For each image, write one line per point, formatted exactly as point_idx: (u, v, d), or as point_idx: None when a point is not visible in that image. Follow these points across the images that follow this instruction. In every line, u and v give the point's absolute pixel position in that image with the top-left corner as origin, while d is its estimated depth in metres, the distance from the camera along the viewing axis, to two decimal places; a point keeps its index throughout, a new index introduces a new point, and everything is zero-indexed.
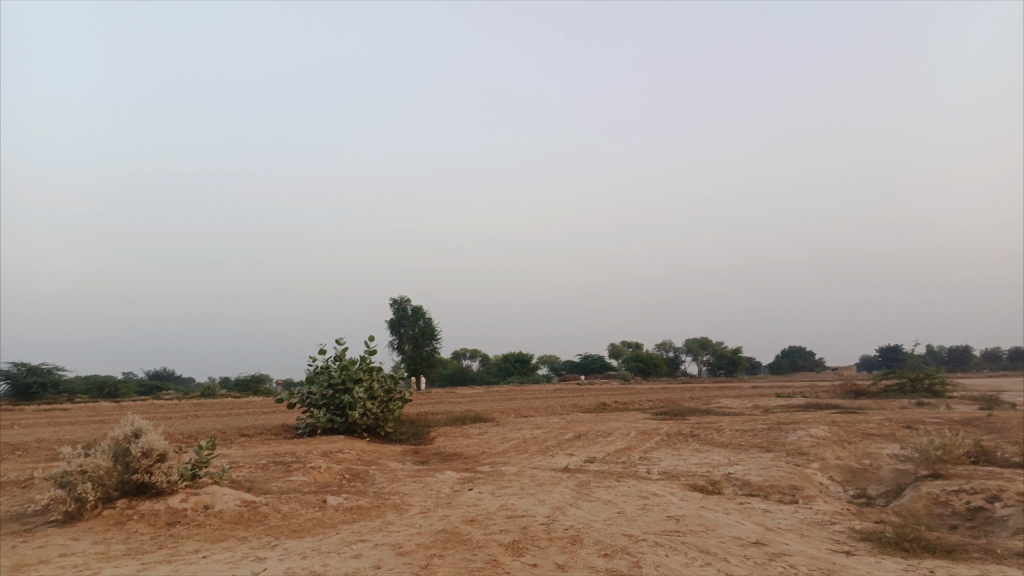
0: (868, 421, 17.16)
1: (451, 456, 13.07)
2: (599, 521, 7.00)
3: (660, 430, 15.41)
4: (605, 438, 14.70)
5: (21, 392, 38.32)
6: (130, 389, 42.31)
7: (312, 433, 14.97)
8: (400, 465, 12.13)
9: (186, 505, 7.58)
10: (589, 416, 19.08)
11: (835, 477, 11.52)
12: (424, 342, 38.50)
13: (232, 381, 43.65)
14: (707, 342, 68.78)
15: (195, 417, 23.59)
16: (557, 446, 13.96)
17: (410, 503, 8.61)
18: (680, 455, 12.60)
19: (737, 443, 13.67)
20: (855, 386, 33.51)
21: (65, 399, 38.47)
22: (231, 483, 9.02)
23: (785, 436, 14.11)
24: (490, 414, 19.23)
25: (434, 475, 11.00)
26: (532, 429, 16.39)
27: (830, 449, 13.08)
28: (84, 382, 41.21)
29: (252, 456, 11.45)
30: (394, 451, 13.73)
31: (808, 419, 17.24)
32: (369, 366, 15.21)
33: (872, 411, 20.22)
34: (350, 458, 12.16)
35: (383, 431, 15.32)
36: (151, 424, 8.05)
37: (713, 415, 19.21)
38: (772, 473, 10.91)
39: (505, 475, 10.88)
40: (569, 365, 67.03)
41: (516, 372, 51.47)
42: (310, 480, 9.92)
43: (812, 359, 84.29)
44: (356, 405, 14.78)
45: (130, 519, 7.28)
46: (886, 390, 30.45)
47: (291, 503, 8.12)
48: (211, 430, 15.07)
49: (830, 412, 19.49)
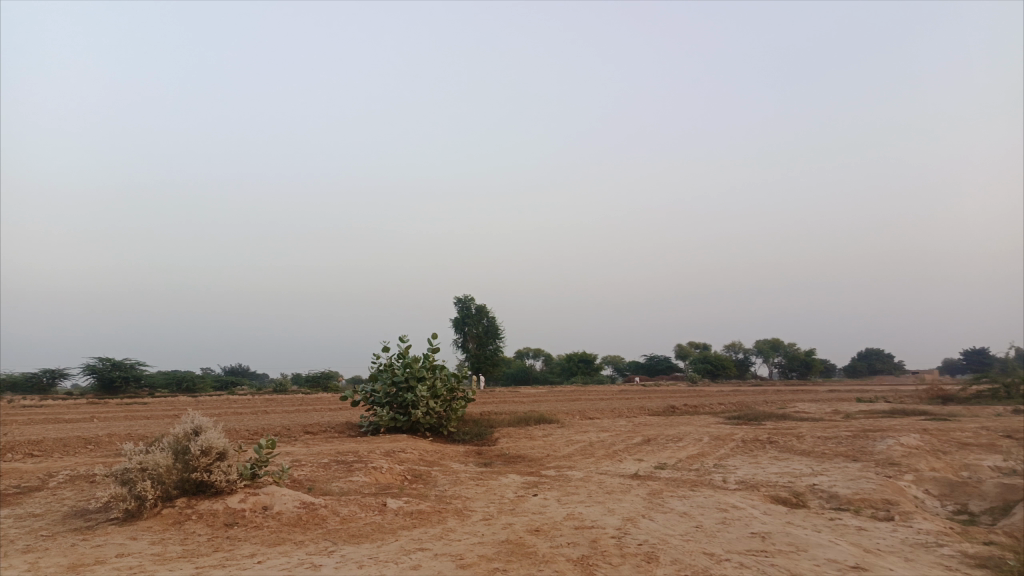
0: (963, 429, 15.91)
1: (515, 458, 12.66)
2: (675, 537, 6.45)
3: (735, 436, 14.61)
4: (677, 443, 14.01)
5: (107, 385, 39.94)
6: (206, 384, 43.69)
7: (376, 431, 14.81)
8: (462, 466, 11.78)
9: (244, 506, 7.40)
10: (658, 419, 18.35)
11: (931, 491, 10.59)
12: (488, 341, 38.27)
13: (302, 377, 44.55)
14: (778, 343, 66.45)
15: (264, 413, 23.99)
16: (625, 451, 13.37)
17: (473, 508, 8.22)
18: (757, 463, 11.84)
19: (820, 451, 12.79)
20: (942, 391, 31.55)
21: (146, 392, 39.96)
22: (291, 483, 8.83)
23: (872, 444, 13.15)
24: (555, 415, 18.74)
25: (497, 478, 10.60)
26: (598, 431, 15.82)
27: (924, 460, 12.08)
28: (164, 377, 42.74)
29: (315, 454, 11.30)
30: (457, 451, 13.41)
31: (896, 426, 16.10)
32: (432, 365, 14.95)
33: (964, 419, 18.82)
34: (412, 459, 11.89)
35: (446, 431, 15.04)
36: (211, 421, 7.92)
37: (791, 421, 18.22)
38: (861, 485, 10.09)
39: (571, 481, 10.39)
40: (635, 365, 65.83)
41: (580, 372, 50.78)
42: (372, 481, 9.66)
43: (890, 362, 80.61)
44: (419, 404, 14.54)
45: (189, 519, 7.12)
46: (977, 396, 28.53)
47: (350, 506, 7.85)
48: (277, 427, 15.10)
49: (918, 419, 18.22)
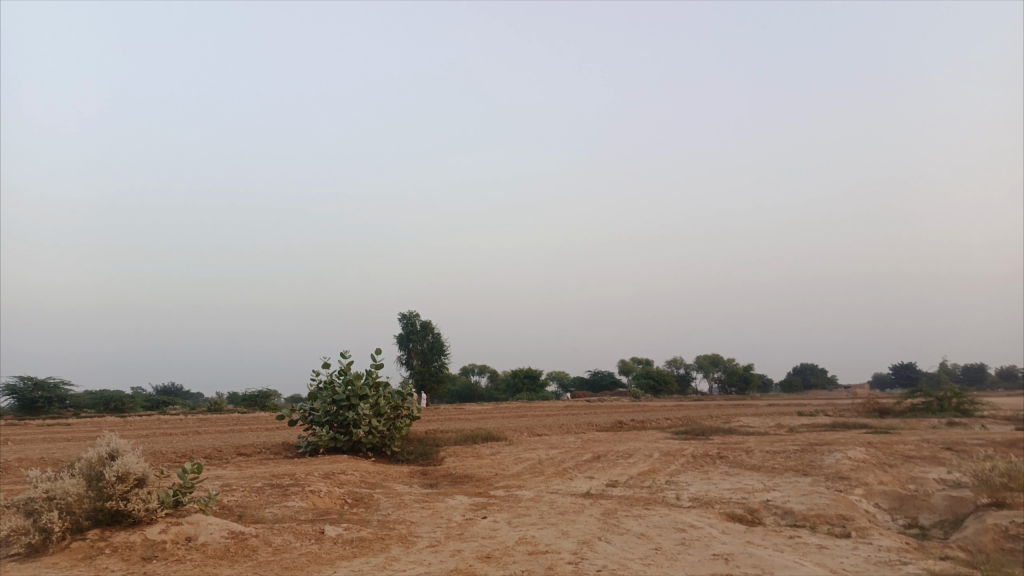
0: (905, 442, 16.10)
1: (462, 478, 12.16)
2: (634, 561, 6.08)
3: (685, 451, 14.45)
4: (627, 460, 13.74)
5: (29, 406, 37.69)
6: (136, 403, 41.75)
7: (314, 452, 14.08)
8: (407, 488, 11.22)
9: (165, 537, 6.73)
10: (606, 435, 18.08)
11: (881, 505, 10.54)
12: (433, 357, 37.60)
13: (239, 396, 42.97)
14: (718, 359, 67.47)
15: (196, 434, 22.86)
16: (575, 468, 13.01)
17: (418, 534, 7.70)
18: (709, 480, 11.63)
19: (770, 466, 12.69)
20: (878, 404, 32.31)
21: (71, 413, 37.88)
22: (219, 511, 8.15)
23: (820, 458, 13.12)
24: (502, 433, 18.29)
25: (444, 500, 10.09)
26: (547, 448, 15.44)
27: (872, 473, 12.08)
28: (90, 397, 40.61)
29: (248, 478, 10.57)
30: (402, 472, 12.83)
31: (841, 439, 16.18)
32: (375, 381, 14.36)
33: (904, 432, 19.12)
34: (354, 481, 11.26)
35: (389, 451, 14.44)
36: (129, 444, 7.22)
37: (737, 435, 18.20)
38: (815, 500, 9.95)
39: (521, 501, 9.95)
40: (579, 381, 65.89)
41: (525, 388, 50.43)
42: (309, 506, 9.03)
43: (824, 376, 82.91)
44: (361, 423, 13.92)
45: (103, 553, 6.42)
46: (911, 409, 29.28)
47: (284, 534, 7.23)
48: (208, 449, 14.22)
49: (860, 432, 18.42)
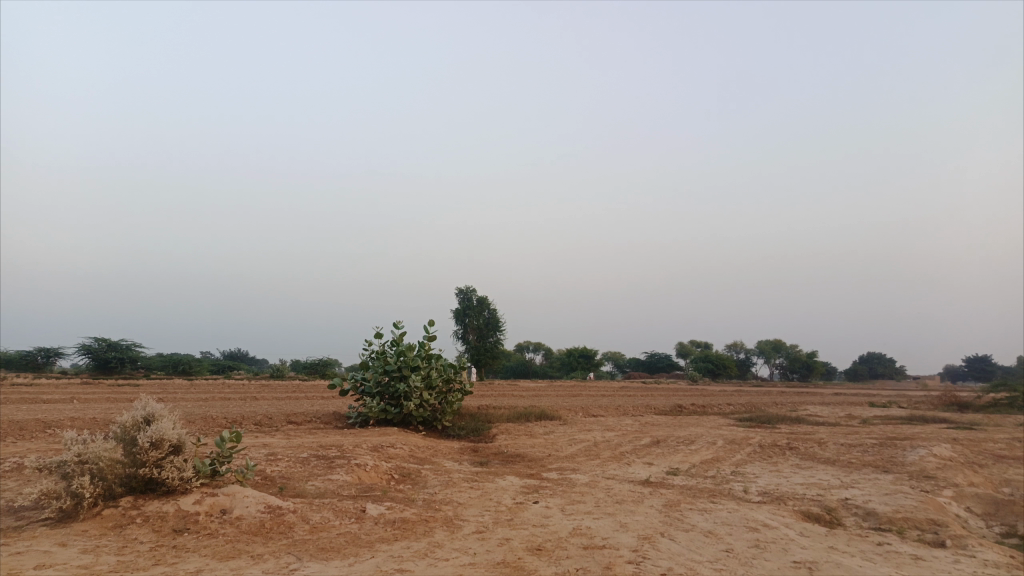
0: (995, 440, 14.79)
1: (513, 457, 11.62)
2: (704, 565, 5.40)
3: (751, 440, 13.57)
4: (689, 446, 12.95)
5: (102, 366, 39.01)
6: (203, 367, 42.86)
7: (365, 423, 13.76)
8: (456, 465, 10.75)
9: (199, 508, 6.38)
10: (665, 419, 17.26)
11: (974, 509, 9.54)
12: (488, 333, 37.24)
13: (300, 364, 43.60)
14: (779, 345, 65.32)
15: (253, 399, 23.00)
16: (633, 453, 12.33)
17: (464, 517, 7.18)
18: (779, 472, 10.78)
19: (846, 461, 11.74)
20: (956, 398, 30.43)
21: (141, 373, 39.07)
22: (260, 482, 7.79)
23: (902, 454, 12.08)
24: (557, 411, 17.69)
25: (494, 480, 9.56)
26: (603, 430, 14.77)
27: (962, 474, 11.02)
28: (159, 359, 41.82)
29: (294, 448, 10.25)
30: (452, 448, 12.36)
31: (922, 434, 14.98)
32: (428, 353, 13.93)
33: (990, 428, 17.71)
34: (402, 455, 10.84)
35: (440, 425, 14.03)
36: (166, 409, 6.90)
37: (807, 425, 17.12)
38: (900, 501, 9.03)
39: (576, 486, 9.34)
40: (635, 363, 64.88)
41: (580, 367, 49.70)
42: (353, 480, 8.62)
43: (892, 366, 79.56)
44: (412, 396, 13.52)
45: (136, 522, 6.10)
46: (993, 404, 27.48)
47: (323, 511, 6.79)
48: (259, 416, 14.04)
49: (942, 427, 17.11)
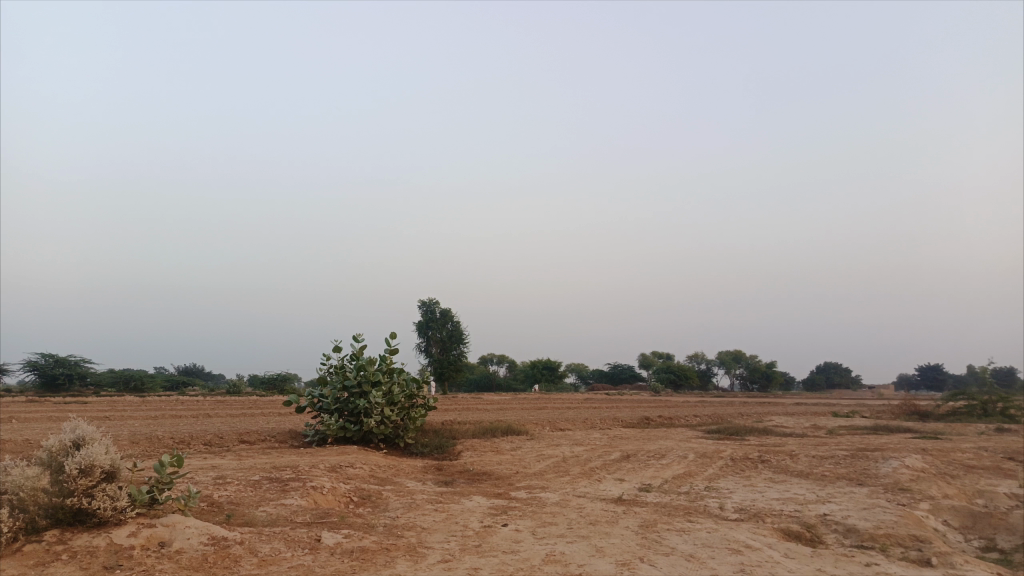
0: (962, 449, 14.75)
1: (480, 476, 11.12)
2: None
3: (723, 453, 13.29)
4: (659, 461, 12.61)
5: (49, 383, 37.34)
6: (156, 384, 41.39)
7: (322, 442, 13.11)
8: (420, 485, 10.20)
9: (134, 542, 5.75)
10: (634, 432, 16.92)
11: (952, 522, 9.34)
12: (452, 346, 36.64)
13: (258, 379, 42.35)
14: (740, 355, 65.90)
15: (207, 418, 22.02)
16: (603, 469, 11.92)
17: (429, 544, 6.67)
18: (754, 487, 10.48)
19: (820, 474, 11.50)
20: (915, 407, 30.76)
21: (91, 390, 37.50)
22: (205, 510, 7.16)
23: (875, 466, 11.90)
24: (523, 426, 17.21)
25: (459, 501, 9.05)
26: (571, 445, 14.35)
27: (936, 485, 10.86)
28: (110, 376, 40.23)
29: (245, 470, 9.61)
30: (415, 467, 11.80)
31: (891, 445, 14.88)
32: (390, 368, 13.38)
33: (955, 438, 17.73)
34: (362, 476, 10.26)
35: (402, 443, 13.46)
36: (98, 432, 6.27)
37: (775, 436, 16.94)
38: (880, 516, 8.78)
39: (546, 506, 8.88)
40: (598, 375, 64.75)
41: (543, 379, 49.34)
42: (308, 505, 8.03)
43: (848, 375, 80.99)
44: (372, 412, 12.94)
45: (63, 553, 5.47)
46: (952, 413, 27.76)
47: (273, 542, 6.22)
48: (209, 435, 13.27)
49: (909, 437, 17.07)
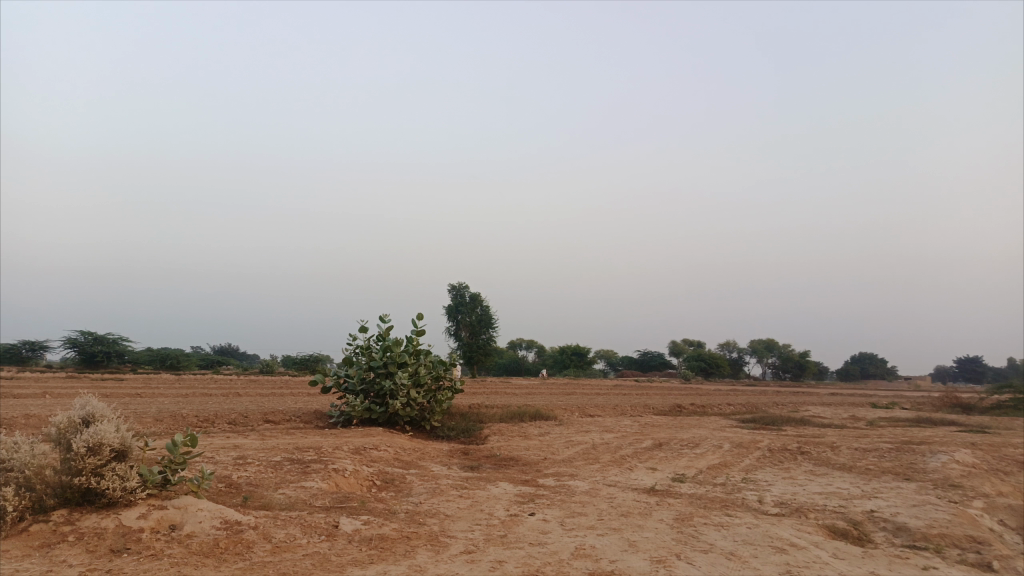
0: (1014, 445, 14.02)
1: (506, 461, 10.76)
2: None
3: (760, 443, 12.77)
4: (693, 450, 12.14)
5: (88, 359, 37.95)
6: (191, 362, 41.87)
7: (347, 423, 12.88)
8: (445, 470, 9.89)
9: (144, 525, 5.51)
10: (666, 420, 16.44)
11: (1008, 522, 8.76)
12: (482, 330, 36.38)
13: (290, 360, 42.62)
14: (773, 344, 64.71)
15: (237, 396, 22.03)
16: (634, 457, 11.49)
17: (452, 533, 6.33)
18: (794, 480, 9.97)
19: (863, 467, 10.94)
20: (958, 399, 29.70)
21: (128, 368, 38.05)
22: (222, 492, 6.91)
23: (922, 460, 11.29)
24: (552, 411, 16.84)
25: (484, 487, 8.70)
26: (601, 432, 13.93)
27: (989, 482, 10.25)
28: (147, 353, 40.80)
29: (267, 450, 9.38)
30: (441, 450, 11.51)
31: (939, 439, 14.19)
32: (417, 349, 13.10)
33: (1004, 433, 16.91)
34: (386, 459, 9.98)
35: (428, 426, 13.18)
36: (109, 408, 6.03)
37: (814, 427, 16.31)
38: (932, 514, 8.24)
39: (576, 495, 8.50)
40: (627, 361, 64.12)
41: (573, 365, 48.95)
42: (328, 489, 7.74)
43: (884, 366, 79.25)
44: (398, 394, 12.67)
45: (74, 528, 5.26)
46: (997, 406, 26.72)
47: (288, 528, 5.93)
48: (235, 414, 13.13)
49: (956, 430, 16.31)
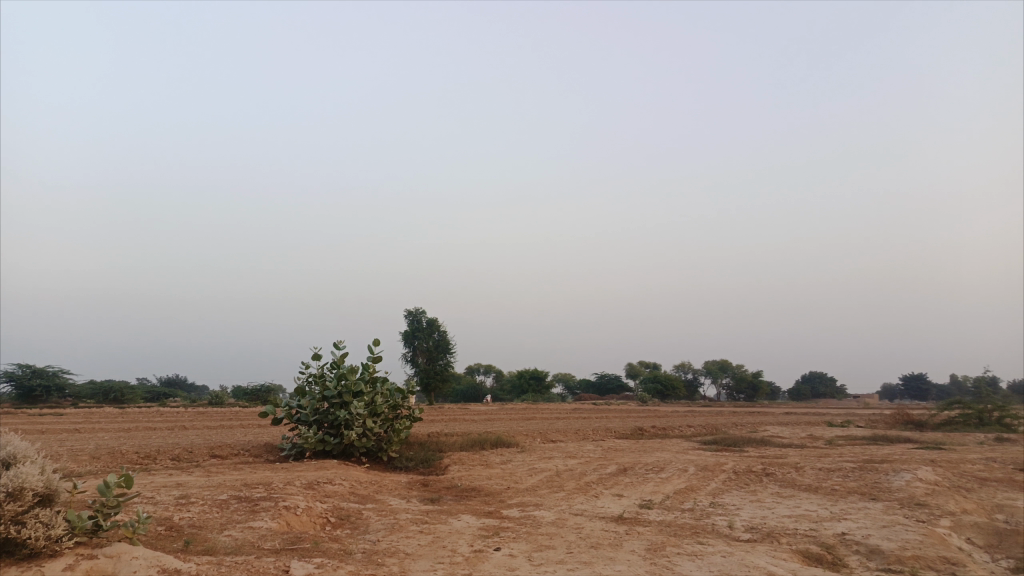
0: (971, 461, 14.14)
1: (468, 492, 10.35)
2: None
3: (724, 466, 12.61)
4: (658, 475, 11.90)
5: (25, 394, 36.13)
6: (136, 395, 40.23)
7: (299, 456, 12.30)
8: (404, 503, 9.43)
9: None
10: (628, 444, 16.22)
11: (976, 540, 8.70)
12: (439, 356, 35.84)
13: (242, 390, 41.28)
14: (727, 365, 65.51)
15: (184, 430, 21.06)
16: (599, 484, 11.19)
17: (413, 574, 5.92)
18: (761, 503, 9.80)
19: (829, 488, 10.84)
20: (909, 416, 30.25)
21: (69, 402, 36.33)
22: (161, 536, 6.36)
23: (886, 480, 11.25)
24: (513, 438, 16.46)
25: (446, 521, 8.28)
26: (564, 458, 13.60)
27: (953, 499, 10.24)
28: (89, 386, 39.06)
29: (213, 488, 8.80)
30: (399, 482, 11.03)
31: (898, 456, 14.24)
32: (373, 377, 12.64)
33: (957, 448, 17.15)
34: (342, 493, 9.47)
35: (385, 457, 12.67)
36: (33, 447, 5.48)
37: (775, 448, 16.27)
38: (903, 535, 8.11)
39: (542, 526, 8.14)
40: (585, 385, 64.00)
41: (530, 389, 48.61)
42: (279, 529, 7.22)
43: (833, 385, 80.93)
44: (354, 424, 12.16)
45: None
46: (948, 423, 27.27)
47: (234, 574, 5.44)
48: (179, 449, 12.42)
49: (913, 447, 16.45)
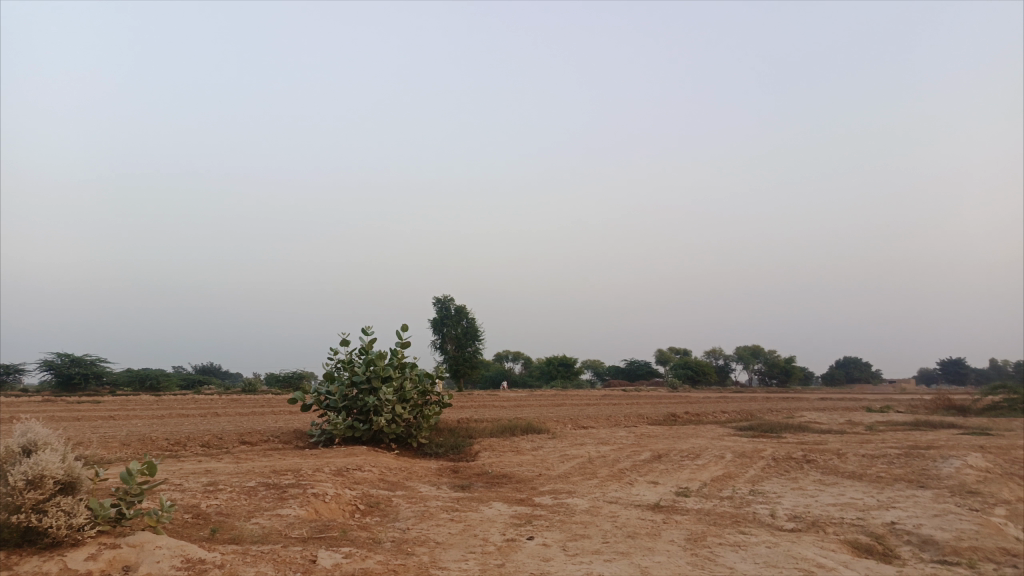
0: (1022, 447, 13.54)
1: (499, 479, 10.13)
2: None
3: (763, 452, 12.22)
4: (694, 461, 11.56)
5: (65, 382, 36.80)
6: (172, 383, 40.78)
7: (329, 443, 12.19)
8: (434, 490, 9.23)
9: (92, 567, 4.81)
10: (662, 430, 15.86)
11: None
12: (467, 343, 35.73)
13: (274, 378, 41.63)
14: (758, 350, 64.53)
15: (216, 417, 21.17)
16: (634, 470, 10.89)
17: (444, 564, 5.70)
18: (804, 491, 9.42)
19: (874, 475, 10.42)
20: (951, 401, 29.38)
21: (107, 390, 36.93)
22: (186, 525, 6.23)
23: (935, 466, 10.78)
24: (544, 424, 16.22)
25: (477, 509, 8.06)
26: (597, 444, 13.32)
27: (1007, 487, 9.75)
28: (126, 375, 39.66)
29: (241, 475, 8.68)
30: (429, 469, 10.85)
31: (946, 442, 13.69)
32: (401, 362, 12.47)
33: (1006, 434, 16.49)
34: (371, 480, 9.31)
35: (415, 443, 12.52)
36: (54, 434, 5.35)
37: (814, 434, 15.80)
38: (957, 525, 7.69)
39: (576, 514, 7.88)
40: (615, 371, 63.58)
41: (559, 376, 48.34)
42: (306, 517, 7.06)
43: (868, 370, 79.40)
44: (383, 410, 12.00)
45: (9, 570, 4.54)
46: (991, 408, 26.41)
47: (260, 564, 5.27)
48: (210, 436, 12.38)
49: (959, 433, 15.85)
